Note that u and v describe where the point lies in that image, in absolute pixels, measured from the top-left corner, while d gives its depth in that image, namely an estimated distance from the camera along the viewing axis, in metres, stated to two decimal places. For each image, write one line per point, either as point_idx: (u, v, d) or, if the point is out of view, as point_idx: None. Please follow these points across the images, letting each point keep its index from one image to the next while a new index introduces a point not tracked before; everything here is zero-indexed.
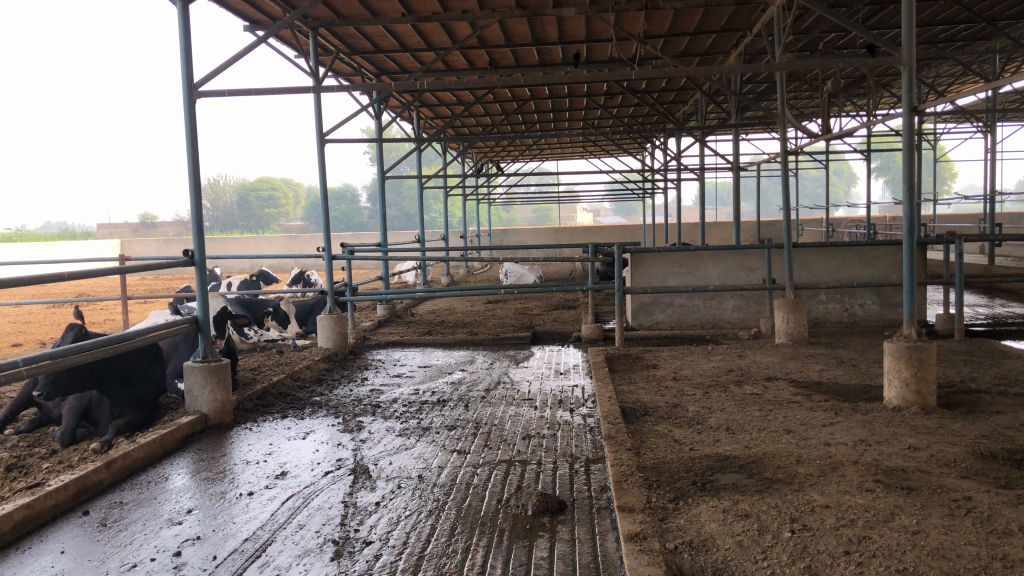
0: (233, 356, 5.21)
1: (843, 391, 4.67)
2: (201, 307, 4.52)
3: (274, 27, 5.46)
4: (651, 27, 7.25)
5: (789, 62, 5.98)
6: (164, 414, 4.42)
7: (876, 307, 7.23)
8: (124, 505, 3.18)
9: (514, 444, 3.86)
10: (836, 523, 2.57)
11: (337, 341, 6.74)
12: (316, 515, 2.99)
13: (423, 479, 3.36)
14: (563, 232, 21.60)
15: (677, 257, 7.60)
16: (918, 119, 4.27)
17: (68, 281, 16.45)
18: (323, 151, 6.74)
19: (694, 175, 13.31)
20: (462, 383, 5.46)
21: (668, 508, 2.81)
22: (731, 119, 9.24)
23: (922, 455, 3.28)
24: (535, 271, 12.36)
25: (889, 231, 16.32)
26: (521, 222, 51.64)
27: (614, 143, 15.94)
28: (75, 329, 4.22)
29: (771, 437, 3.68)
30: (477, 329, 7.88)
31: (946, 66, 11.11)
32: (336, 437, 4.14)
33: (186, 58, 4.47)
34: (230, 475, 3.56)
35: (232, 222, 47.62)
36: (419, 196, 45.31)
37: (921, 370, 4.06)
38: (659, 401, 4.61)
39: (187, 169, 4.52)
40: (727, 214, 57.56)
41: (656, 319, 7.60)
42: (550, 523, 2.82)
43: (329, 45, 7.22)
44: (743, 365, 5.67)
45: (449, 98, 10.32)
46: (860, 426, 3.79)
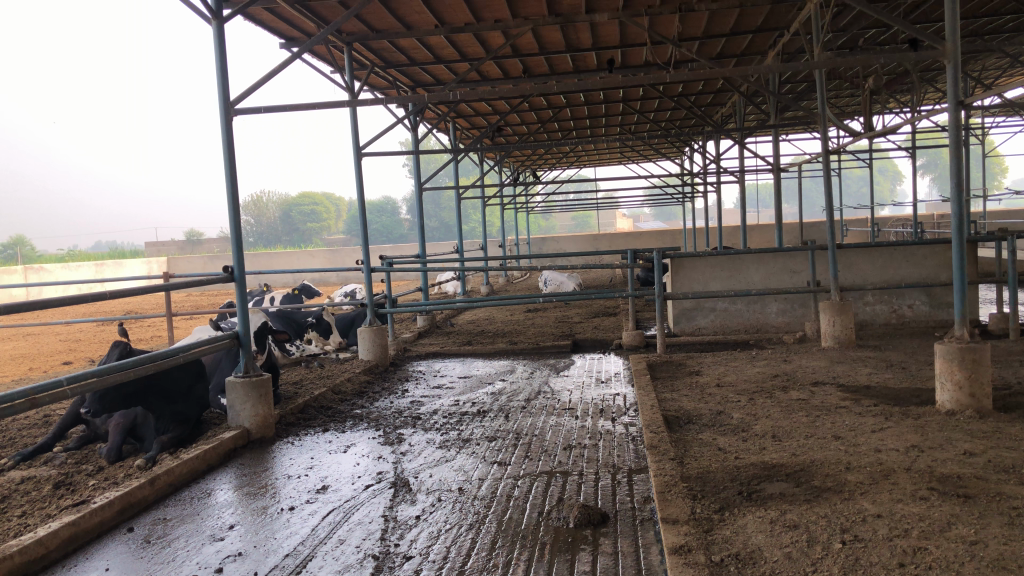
0: (275, 370, 5.24)
1: (894, 395, 4.54)
2: (241, 323, 4.55)
3: (309, 43, 5.50)
4: (686, 30, 7.18)
5: (829, 60, 5.85)
6: (207, 430, 4.46)
7: (926, 308, 7.04)
8: (168, 521, 3.20)
9: (555, 455, 3.82)
10: (889, 534, 2.48)
11: (378, 353, 6.75)
12: (356, 530, 2.98)
13: (463, 491, 3.33)
14: (602, 239, 21.52)
15: (718, 262, 7.48)
16: (965, 113, 4.14)
17: (116, 300, 16.80)
18: (361, 164, 6.78)
19: (734, 177, 13.14)
20: (502, 393, 5.42)
21: (714, 519, 2.74)
22: (770, 120, 9.09)
23: (979, 461, 3.16)
24: (574, 278, 12.31)
25: (937, 229, 15.94)
26: (560, 230, 51.62)
27: (652, 148, 15.83)
28: (120, 346, 4.27)
29: (820, 444, 3.57)
30: (517, 338, 7.85)
31: (992, 59, 10.82)
32: (376, 450, 4.13)
33: (222, 77, 4.52)
34: (272, 489, 3.57)
35: (275, 238, 48.33)
36: (459, 207, 45.58)
37: (975, 373, 3.92)
38: (703, 408, 4.53)
39: (225, 186, 4.56)
40: (770, 216, 56.88)
41: (699, 324, 7.49)
42: (592, 536, 2.77)
43: (364, 59, 7.27)
44: (789, 370, 5.55)
45: (484, 108, 10.34)
46: (912, 432, 3.67)
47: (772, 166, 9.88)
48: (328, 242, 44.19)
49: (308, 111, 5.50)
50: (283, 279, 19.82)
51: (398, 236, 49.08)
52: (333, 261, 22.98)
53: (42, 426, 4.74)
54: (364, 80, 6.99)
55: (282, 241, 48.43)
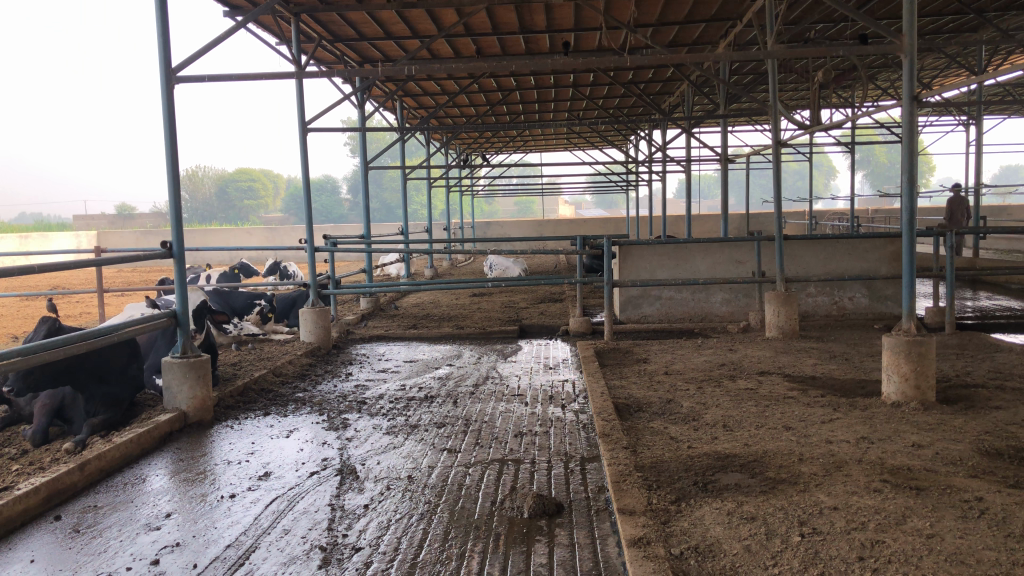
0: (214, 351, 5.05)
1: (839, 387, 4.58)
2: (180, 301, 4.34)
3: (254, 12, 5.26)
4: (640, 16, 7.15)
5: (783, 51, 5.87)
6: (142, 412, 4.26)
7: (866, 300, 7.17)
8: (99, 509, 3.03)
9: (506, 442, 3.74)
10: (846, 526, 2.47)
11: (320, 335, 6.57)
12: (301, 519, 2.85)
13: (413, 480, 3.23)
14: (547, 225, 21.53)
15: (666, 250, 7.50)
16: (919, 107, 4.18)
17: (42, 275, 16.11)
18: (306, 140, 6.57)
19: (680, 167, 13.21)
20: (450, 378, 5.32)
21: (671, 510, 2.70)
22: (719, 111, 9.14)
23: (927, 453, 3.19)
24: (520, 263, 12.26)
25: (872, 223, 16.35)
26: (503, 214, 51.60)
27: (599, 134, 15.84)
28: (49, 322, 4.04)
29: (771, 435, 3.58)
30: (463, 323, 7.74)
31: (932, 59, 11.06)
32: (320, 435, 4.00)
33: (163, 43, 4.29)
34: (211, 476, 3.41)
35: (211, 214, 47.19)
36: (401, 188, 45.18)
37: (921, 366, 3.98)
38: (653, 396, 4.51)
39: (165, 158, 4.34)
40: (710, 207, 57.87)
41: (645, 312, 7.50)
42: (548, 527, 2.71)
43: (312, 31, 7.03)
44: (735, 359, 5.58)
45: (433, 88, 10.15)
46: (860, 423, 3.70)
47: (719, 156, 9.94)
48: (265, 220, 43.30)
49: (253, 82, 5.28)
50: (220, 257, 19.32)
51: (338, 216, 48.33)
52: (270, 239, 22.50)
53: None
54: (311, 52, 6.77)
55: (217, 218, 47.26)
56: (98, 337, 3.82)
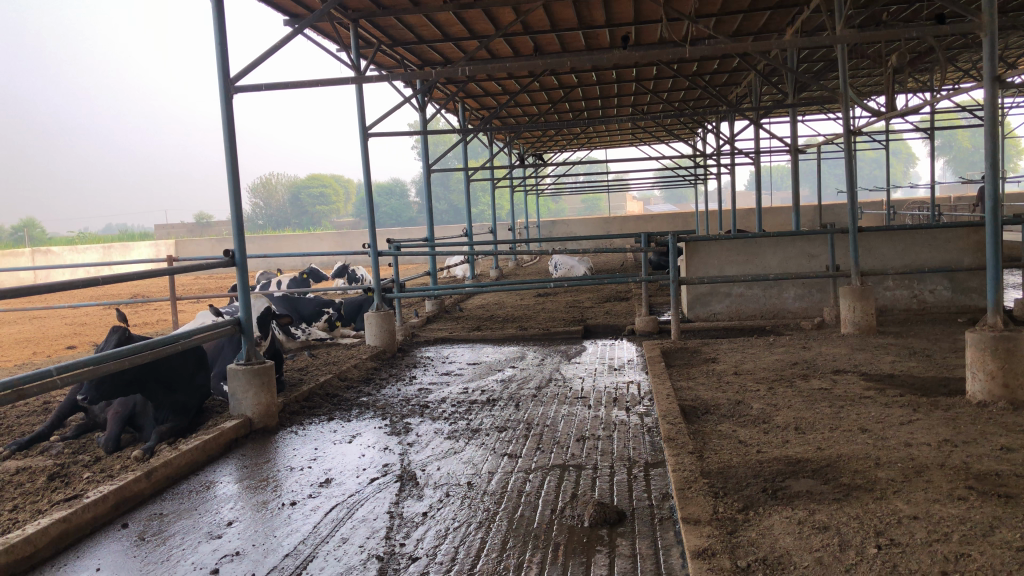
0: (279, 357, 5.10)
1: (920, 385, 4.36)
2: (243, 308, 4.39)
3: (311, 18, 5.29)
4: (702, 6, 6.97)
5: (854, 34, 5.62)
6: (209, 419, 4.33)
7: (948, 293, 6.84)
8: (164, 517, 3.07)
9: (568, 447, 3.66)
10: (927, 538, 2.32)
11: (385, 339, 6.60)
12: (360, 528, 2.83)
13: (472, 486, 3.19)
14: (613, 222, 21.35)
15: (734, 246, 7.29)
16: (1001, 87, 3.93)
17: (124, 284, 16.67)
18: (367, 145, 6.60)
19: (749, 158, 12.88)
20: (512, 381, 5.26)
21: (738, 520, 2.58)
22: (787, 99, 8.87)
23: (1017, 457, 2.99)
24: (585, 262, 12.14)
25: (954, 212, 15.67)
26: (569, 212, 51.58)
27: (665, 129, 15.57)
28: (119, 333, 4.12)
29: (846, 437, 3.41)
30: (527, 324, 7.68)
31: (1015, 37, 10.52)
32: (382, 440, 3.99)
33: (222, 54, 4.35)
34: (274, 483, 3.42)
35: (284, 221, 48.38)
36: (467, 190, 45.52)
37: (1008, 363, 3.75)
38: (721, 398, 4.36)
39: (226, 168, 4.40)
40: (782, 199, 56.65)
41: (714, 309, 7.31)
42: (609, 537, 2.62)
43: (371, 37, 7.07)
44: (809, 358, 5.37)
45: (494, 88, 10.13)
46: (943, 424, 3.50)
47: (789, 146, 9.65)
48: (336, 225, 44.15)
49: (312, 88, 5.32)
50: (291, 262, 19.73)
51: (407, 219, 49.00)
52: (341, 244, 22.93)
53: (41, 414, 4.62)
54: (371, 58, 6.81)
55: (291, 224, 48.44)
56: (165, 345, 3.88)
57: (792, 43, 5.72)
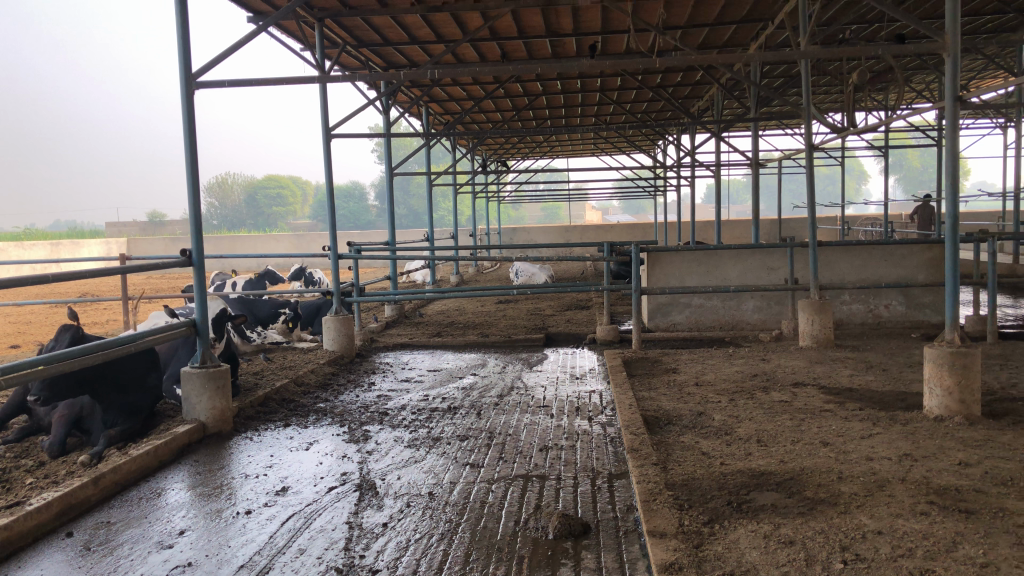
0: (234, 360, 4.98)
1: (878, 399, 4.41)
2: (200, 310, 4.26)
3: (276, 15, 5.19)
4: (669, 18, 7.01)
5: (819, 50, 5.70)
6: (161, 423, 4.20)
7: (903, 308, 6.96)
8: (112, 525, 2.95)
9: (531, 456, 3.62)
10: (892, 553, 2.32)
11: (344, 343, 6.49)
12: (317, 539, 2.75)
13: (434, 496, 3.12)
14: (574, 230, 21.42)
15: (695, 257, 7.34)
16: (963, 107, 3.99)
17: (72, 282, 16.22)
18: (330, 146, 6.50)
19: (709, 171, 13.01)
20: (474, 389, 5.20)
21: (704, 533, 2.56)
22: (750, 114, 8.97)
23: (975, 472, 3.02)
24: (546, 269, 12.14)
25: (907, 229, 16.02)
26: (529, 219, 51.72)
27: (627, 139, 15.67)
28: (71, 331, 3.99)
29: (807, 450, 3.42)
30: (488, 331, 7.62)
31: (969, 60, 10.79)
32: (341, 448, 3.90)
33: (183, 48, 4.23)
34: (228, 491, 3.32)
35: (240, 221, 47.67)
36: (428, 194, 45.38)
37: (965, 379, 3.80)
38: (683, 409, 4.36)
39: (185, 166, 4.28)
40: (738, 212, 57.49)
41: (674, 319, 7.34)
42: (573, 549, 2.58)
43: (336, 37, 6.98)
44: (768, 370, 5.41)
45: (458, 93, 10.08)
46: (902, 439, 3.53)
47: (750, 160, 9.75)
48: (294, 226, 43.65)
49: (275, 87, 5.21)
50: (247, 263, 19.43)
51: (366, 222, 48.65)
52: (298, 245, 22.63)
53: None
54: (335, 58, 6.72)
55: (247, 225, 47.77)
56: (113, 346, 3.74)
57: (758, 57, 5.77)
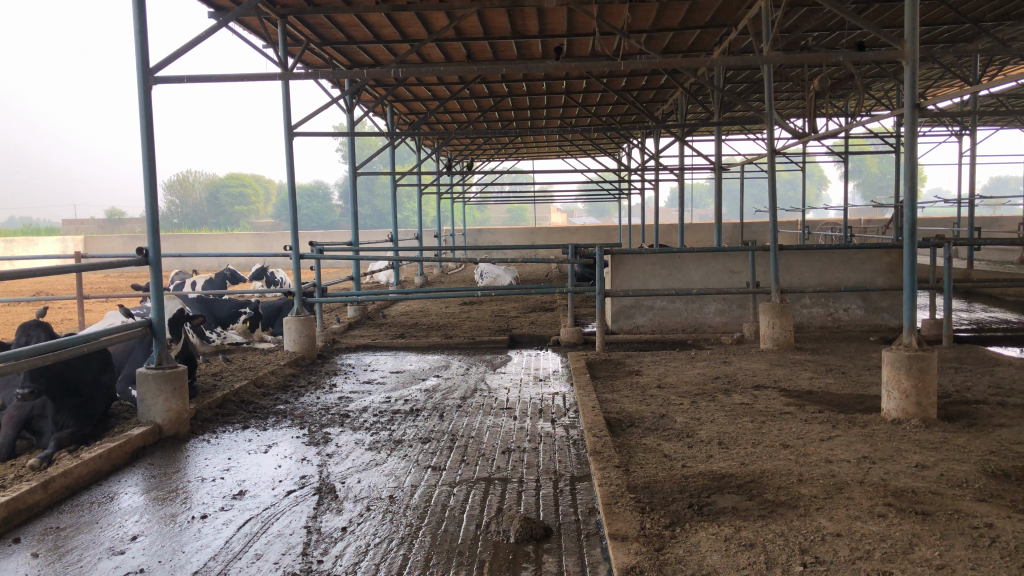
0: (191, 362, 4.88)
1: (837, 402, 4.46)
2: (156, 309, 4.17)
3: (237, 11, 5.10)
4: (634, 22, 7.04)
5: (781, 56, 5.76)
6: (115, 425, 4.10)
7: (861, 312, 7.06)
8: (61, 531, 2.86)
9: (493, 459, 3.60)
10: (851, 555, 2.34)
11: (305, 344, 6.41)
12: (275, 543, 2.70)
13: (394, 500, 3.09)
14: (539, 232, 21.45)
15: (658, 260, 7.38)
16: (921, 114, 4.05)
17: (26, 281, 15.83)
18: (292, 144, 6.41)
19: (673, 174, 13.10)
20: (437, 390, 5.17)
21: (665, 536, 2.55)
22: (713, 118, 9.05)
23: (932, 474, 3.06)
24: (511, 271, 12.14)
25: (866, 234, 16.28)
26: (495, 221, 51.69)
27: (592, 142, 15.72)
28: (41, 329, 3.87)
29: (768, 453, 3.44)
30: (452, 332, 7.58)
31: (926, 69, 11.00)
32: (300, 450, 3.85)
33: (141, 42, 4.14)
34: (183, 494, 3.25)
35: (201, 220, 46.99)
36: (393, 195, 45.16)
37: (921, 382, 3.86)
38: (646, 411, 4.36)
39: (142, 162, 4.18)
40: (702, 216, 58.10)
41: (637, 322, 7.37)
42: (535, 553, 2.56)
43: (300, 34, 6.89)
44: (730, 372, 5.45)
45: (423, 94, 10.02)
46: (860, 441, 3.57)
47: (713, 164, 9.83)
48: (257, 225, 43.13)
49: (236, 83, 5.12)
50: (208, 263, 19.13)
51: (330, 222, 48.27)
52: (260, 245, 22.37)
53: None
54: (298, 56, 6.64)
55: (208, 223, 47.10)
56: (65, 347, 3.64)
57: (722, 62, 5.81)
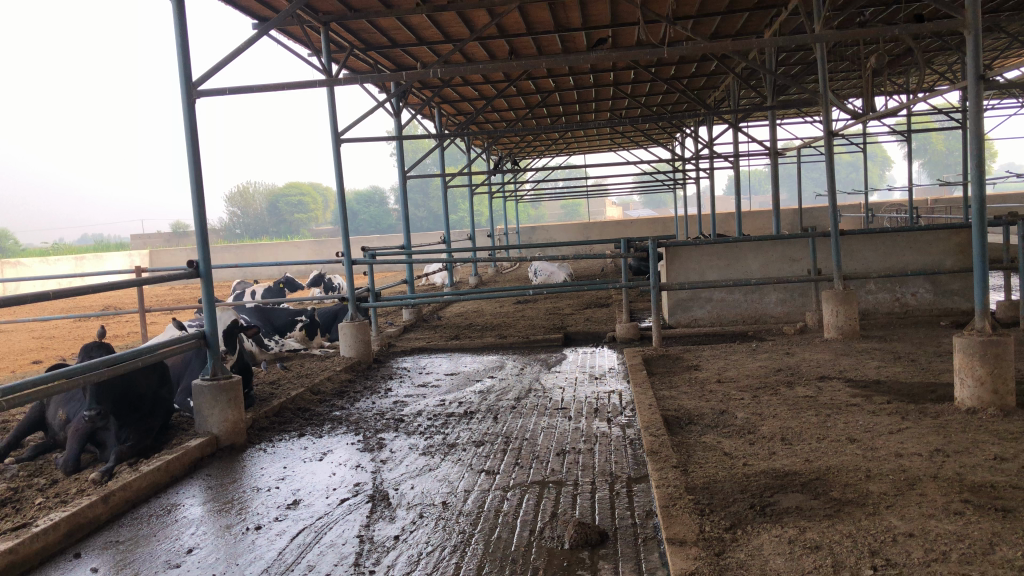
0: (248, 371, 4.93)
1: (907, 391, 4.26)
2: (209, 321, 4.20)
3: (278, 20, 5.13)
4: (680, 8, 6.89)
5: (835, 33, 5.54)
6: (173, 438, 4.15)
7: (930, 296, 6.78)
8: (121, 545, 2.89)
9: (548, 462, 3.52)
10: (925, 558, 2.20)
11: (360, 350, 6.43)
12: (327, 554, 2.68)
13: (447, 506, 3.04)
14: (593, 227, 21.33)
15: (714, 250, 7.21)
16: (985, 87, 3.83)
17: (96, 296, 16.29)
18: (340, 151, 6.44)
19: (727, 161, 12.82)
20: (491, 392, 5.12)
21: (726, 540, 2.45)
22: (766, 102, 8.81)
23: (1012, 467, 2.88)
24: (564, 269, 12.06)
25: (932, 215, 15.71)
26: (549, 218, 51.67)
27: (643, 134, 15.50)
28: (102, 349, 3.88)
29: (833, 449, 3.29)
30: (506, 332, 7.53)
31: (992, 39, 10.54)
32: (355, 457, 3.83)
33: (183, 56, 4.18)
34: (239, 505, 3.26)
35: (262, 229, 48.00)
36: (447, 196, 45.51)
37: (997, 368, 3.65)
38: (704, 407, 4.24)
39: (189, 176, 4.23)
40: (760, 203, 57.09)
41: (695, 315, 7.22)
42: (590, 560, 2.48)
43: (342, 40, 6.92)
44: (792, 364, 5.27)
45: (469, 93, 9.99)
46: (933, 433, 3.39)
47: (768, 150, 9.56)
48: (316, 232, 43.87)
49: (280, 93, 5.15)
50: (268, 271, 19.46)
51: (387, 226, 48.86)
52: (317, 252, 22.69)
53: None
54: (342, 63, 6.66)
55: (269, 232, 48.05)
56: (123, 361, 3.68)
57: (772, 43, 5.63)
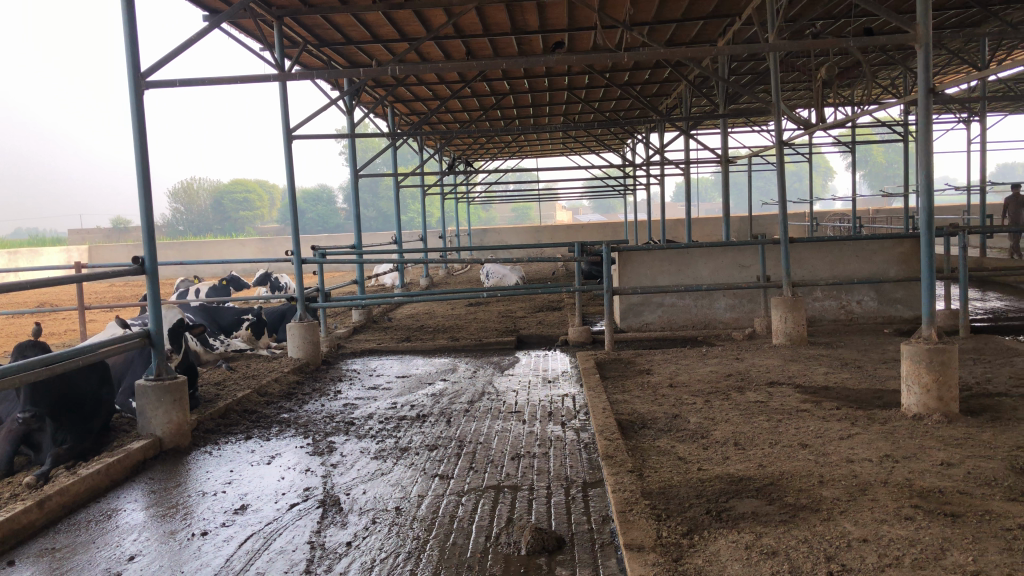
0: (193, 372, 4.79)
1: (855, 397, 4.33)
2: (154, 319, 4.08)
3: (231, 12, 5.01)
4: (636, 14, 6.92)
5: (788, 44, 5.63)
6: (115, 439, 4.00)
7: (874, 304, 6.93)
8: (58, 552, 2.77)
9: (503, 466, 3.49)
10: (878, 563, 2.23)
11: (309, 350, 6.31)
12: (277, 560, 2.60)
13: (401, 512, 2.98)
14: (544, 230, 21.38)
15: (666, 255, 7.27)
16: (935, 100, 3.92)
17: (33, 293, 15.75)
18: (291, 148, 6.32)
19: (678, 168, 12.97)
20: (443, 395, 5.06)
21: (683, 545, 2.44)
22: (719, 111, 8.92)
23: (959, 472, 2.94)
24: (515, 272, 12.05)
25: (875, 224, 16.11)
26: (500, 221, 51.70)
27: (596, 139, 15.60)
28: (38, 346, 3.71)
29: (786, 454, 3.32)
30: (458, 334, 7.47)
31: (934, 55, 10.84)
32: (305, 461, 3.74)
33: (131, 45, 4.04)
34: (184, 510, 3.15)
35: (207, 226, 47.05)
36: (397, 197, 45.21)
37: (942, 375, 3.73)
38: (658, 412, 4.25)
39: (136, 169, 4.09)
40: (707, 210, 57.95)
41: (646, 319, 7.26)
42: (547, 566, 2.45)
43: (296, 36, 6.80)
44: (743, 369, 5.32)
45: (423, 93, 9.91)
46: (882, 439, 3.45)
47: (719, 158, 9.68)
48: (262, 230, 43.16)
49: (231, 86, 5.02)
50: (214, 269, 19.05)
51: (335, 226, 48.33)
52: (264, 250, 22.33)
53: None
54: (296, 58, 6.54)
55: (214, 229, 47.10)
56: (63, 360, 3.54)
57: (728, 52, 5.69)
